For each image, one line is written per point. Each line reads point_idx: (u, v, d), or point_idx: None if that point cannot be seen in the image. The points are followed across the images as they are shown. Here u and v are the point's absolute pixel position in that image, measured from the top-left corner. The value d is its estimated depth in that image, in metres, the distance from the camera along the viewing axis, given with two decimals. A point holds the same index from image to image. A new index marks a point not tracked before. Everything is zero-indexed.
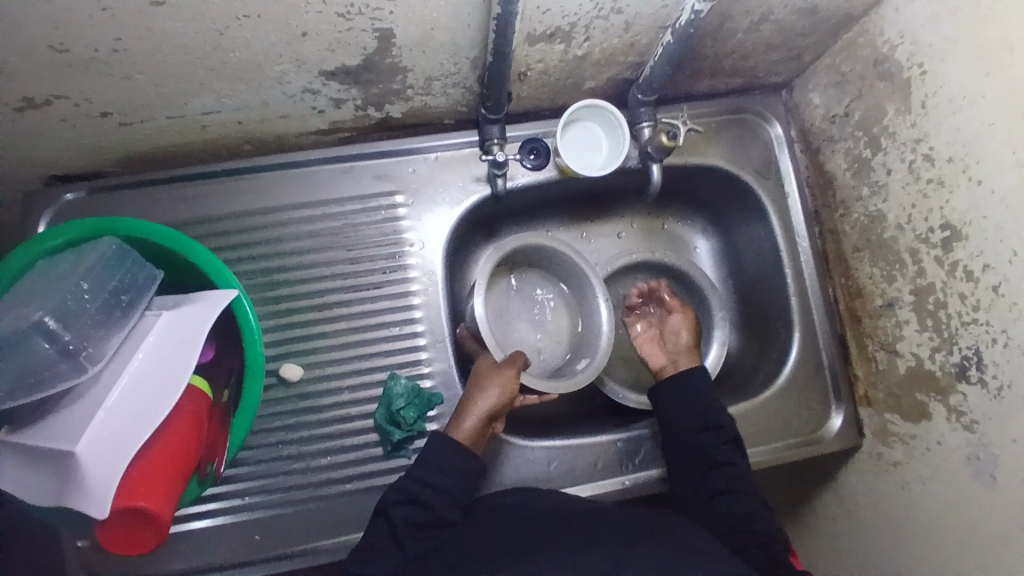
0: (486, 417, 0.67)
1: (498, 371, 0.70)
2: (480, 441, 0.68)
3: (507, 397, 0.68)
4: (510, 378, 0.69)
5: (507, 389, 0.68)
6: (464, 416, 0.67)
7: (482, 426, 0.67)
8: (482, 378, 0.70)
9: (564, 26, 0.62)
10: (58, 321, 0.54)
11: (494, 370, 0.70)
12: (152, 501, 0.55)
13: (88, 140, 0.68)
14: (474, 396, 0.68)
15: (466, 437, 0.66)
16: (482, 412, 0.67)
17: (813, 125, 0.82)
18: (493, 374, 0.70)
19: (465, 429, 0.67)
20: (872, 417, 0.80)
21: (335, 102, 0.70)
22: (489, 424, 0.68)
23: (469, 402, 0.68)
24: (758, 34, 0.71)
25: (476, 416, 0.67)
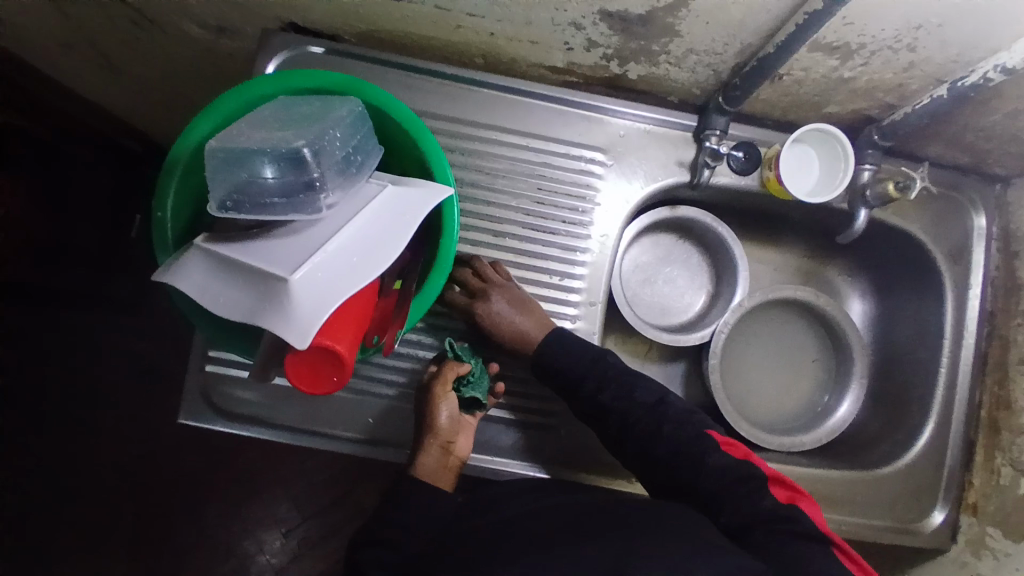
0: (438, 449, 0.69)
1: (429, 397, 0.69)
2: (447, 472, 0.69)
3: (436, 434, 0.69)
4: (445, 404, 0.69)
5: (452, 418, 0.69)
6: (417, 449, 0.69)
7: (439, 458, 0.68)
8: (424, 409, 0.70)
9: (854, 44, 0.61)
10: (313, 155, 0.56)
11: (432, 394, 0.69)
12: (347, 347, 0.54)
13: (351, 0, 0.69)
14: (425, 431, 0.69)
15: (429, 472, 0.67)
16: (434, 440, 0.69)
17: (1020, 229, 0.80)
18: (429, 398, 0.70)
19: (419, 467, 0.68)
20: (972, 525, 0.79)
21: (589, 44, 0.70)
22: (448, 453, 0.69)
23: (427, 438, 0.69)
24: (1020, 121, 0.69)
25: (425, 450, 0.68)
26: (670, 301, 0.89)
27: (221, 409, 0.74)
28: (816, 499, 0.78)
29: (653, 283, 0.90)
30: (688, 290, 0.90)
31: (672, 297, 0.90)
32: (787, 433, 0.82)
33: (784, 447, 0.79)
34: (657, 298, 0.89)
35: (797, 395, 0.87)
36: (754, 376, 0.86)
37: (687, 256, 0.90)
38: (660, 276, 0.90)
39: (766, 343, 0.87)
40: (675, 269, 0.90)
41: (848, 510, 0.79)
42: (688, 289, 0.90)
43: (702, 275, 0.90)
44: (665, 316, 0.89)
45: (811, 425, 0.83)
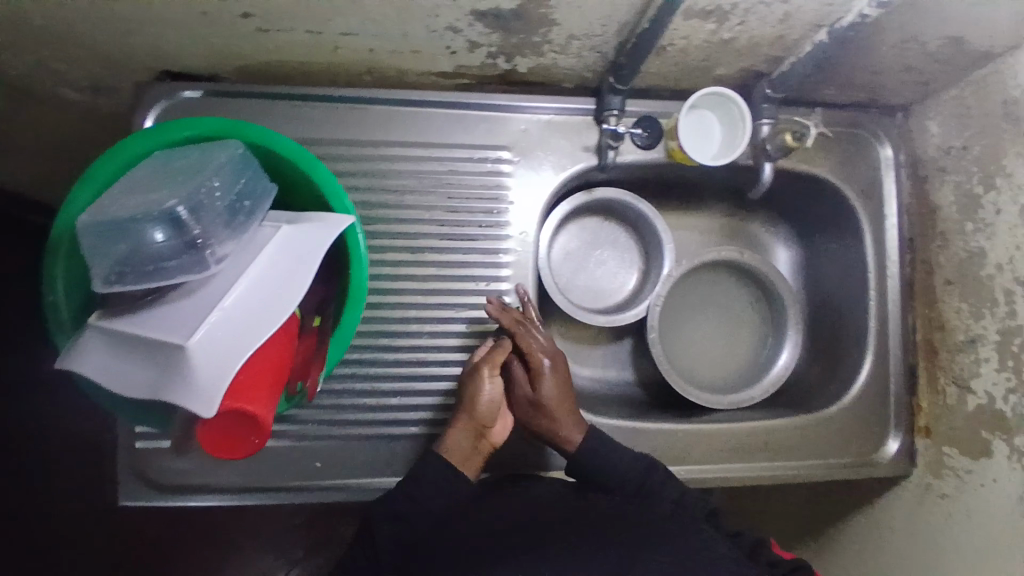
0: (470, 433, 0.71)
1: (474, 379, 0.72)
2: (471, 456, 0.72)
3: (472, 417, 0.71)
4: (488, 388, 0.71)
5: (491, 403, 0.71)
6: (452, 428, 0.72)
7: (470, 440, 0.71)
8: (465, 389, 0.72)
9: (726, 6, 0.61)
10: (189, 212, 0.54)
11: (476, 376, 0.71)
12: (257, 406, 0.55)
13: (216, 40, 0.67)
14: (461, 412, 0.72)
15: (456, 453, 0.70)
16: (468, 423, 0.71)
17: (924, 154, 0.81)
18: (472, 379, 0.72)
19: (448, 448, 0.71)
20: (928, 447, 0.81)
21: (471, 45, 0.69)
22: (478, 437, 0.72)
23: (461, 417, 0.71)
24: (903, 52, 0.70)
25: (458, 432, 0.71)
26: (603, 283, 0.90)
27: (165, 482, 0.74)
28: (771, 450, 0.81)
29: (584, 268, 0.90)
30: (618, 269, 0.90)
31: (604, 279, 0.90)
32: (734, 390, 0.84)
33: (730, 405, 0.82)
34: (589, 282, 0.90)
35: (739, 351, 0.89)
36: (695, 341, 0.89)
37: (615, 237, 0.91)
38: (592, 261, 0.90)
39: (702, 306, 0.90)
40: (603, 250, 0.90)
41: (803, 454, 0.81)
42: (620, 268, 0.91)
43: (631, 252, 0.91)
44: (601, 299, 0.90)
45: (755, 378, 0.86)
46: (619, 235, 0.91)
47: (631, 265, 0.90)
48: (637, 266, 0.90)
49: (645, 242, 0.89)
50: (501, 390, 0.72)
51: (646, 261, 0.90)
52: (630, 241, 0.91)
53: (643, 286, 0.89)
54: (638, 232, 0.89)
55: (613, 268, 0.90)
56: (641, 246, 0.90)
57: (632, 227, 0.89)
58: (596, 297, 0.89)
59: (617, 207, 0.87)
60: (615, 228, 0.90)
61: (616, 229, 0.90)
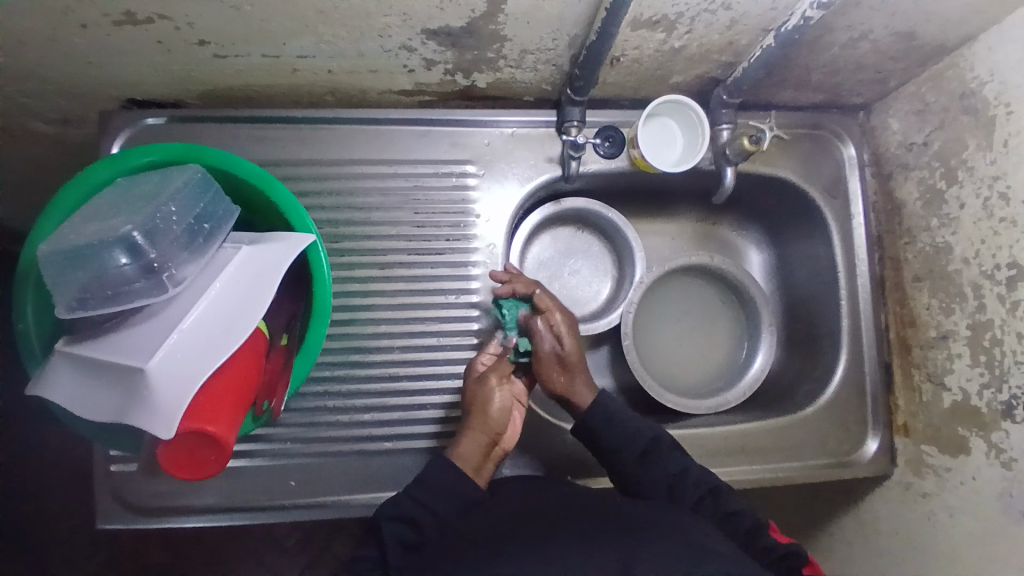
0: (482, 439, 0.70)
1: (483, 386, 0.71)
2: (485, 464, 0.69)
3: (484, 422, 0.70)
4: (497, 394, 0.71)
5: (501, 408, 0.71)
6: (463, 437, 0.70)
7: (483, 447, 0.70)
8: (474, 398, 0.72)
9: (671, 14, 0.62)
10: (146, 237, 0.54)
11: (489, 383, 0.72)
12: (219, 426, 0.54)
13: (178, 68, 0.68)
14: (470, 421, 0.70)
15: (471, 460, 0.68)
16: (479, 429, 0.70)
17: (887, 151, 0.82)
18: (481, 386, 0.72)
19: (461, 456, 0.68)
20: (907, 446, 0.80)
21: (427, 63, 0.70)
22: (490, 445, 0.70)
23: (472, 425, 0.70)
24: (854, 52, 0.71)
25: (471, 438, 0.69)
26: (578, 292, 0.90)
27: (139, 507, 0.74)
28: (750, 454, 0.80)
29: (558, 277, 0.90)
30: (592, 277, 0.91)
31: (579, 288, 0.90)
32: (711, 394, 0.84)
33: (707, 409, 0.81)
34: (564, 292, 0.90)
35: (716, 354, 0.89)
36: (671, 347, 0.89)
37: (587, 247, 0.91)
38: (565, 270, 0.90)
39: (676, 312, 0.90)
40: (577, 259, 0.91)
41: (783, 457, 0.80)
42: (594, 277, 0.91)
43: (605, 260, 0.91)
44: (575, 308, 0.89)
45: (732, 382, 0.86)
46: (593, 244, 0.91)
47: (605, 274, 0.91)
48: (612, 274, 0.91)
49: (618, 250, 0.89)
50: (509, 398, 0.73)
51: (620, 269, 0.90)
52: (604, 249, 0.91)
53: (617, 293, 0.89)
54: (611, 240, 0.89)
55: (587, 277, 0.90)
56: (615, 254, 0.90)
57: (605, 235, 0.90)
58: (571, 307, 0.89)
59: (587, 216, 0.87)
60: (588, 238, 0.91)
61: (588, 238, 0.91)
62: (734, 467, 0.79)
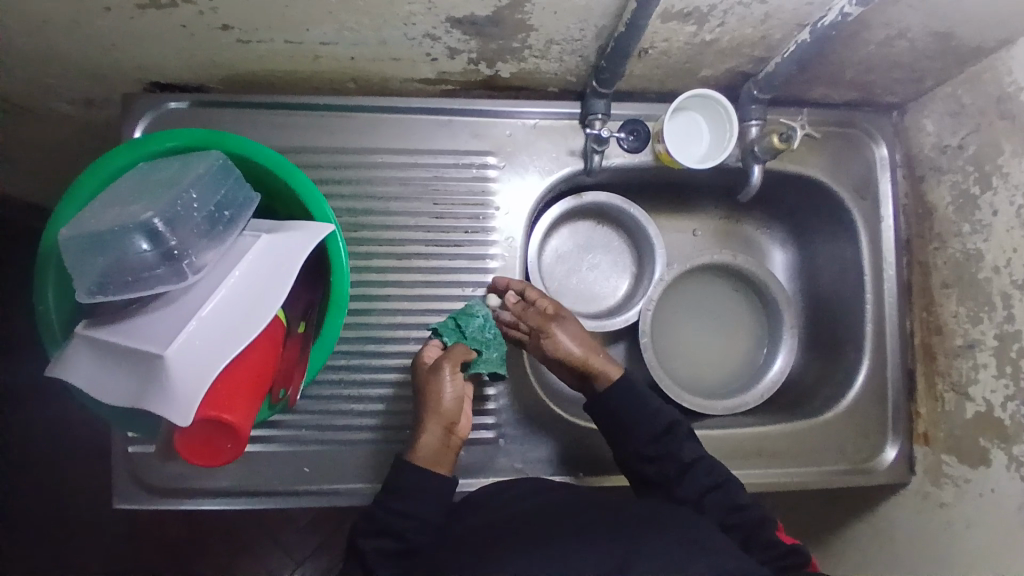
0: (440, 431, 0.66)
1: (437, 378, 0.67)
2: (446, 455, 0.66)
3: (440, 416, 0.66)
4: (449, 383, 0.67)
5: (455, 397, 0.67)
6: (419, 431, 0.66)
7: (441, 441, 0.66)
8: (426, 390, 0.67)
9: (703, 7, 0.60)
10: (166, 224, 0.54)
11: (441, 372, 0.67)
12: (235, 415, 0.55)
13: (201, 52, 0.68)
14: (425, 412, 0.67)
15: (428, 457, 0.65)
16: (432, 422, 0.66)
17: (920, 152, 0.79)
18: (431, 375, 0.67)
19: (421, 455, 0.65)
20: (927, 455, 0.79)
21: (450, 52, 0.69)
22: (449, 434, 0.67)
23: (427, 418, 0.66)
24: (891, 50, 0.68)
25: (426, 432, 0.66)
26: (596, 288, 0.89)
27: (156, 488, 0.75)
28: (764, 456, 0.79)
29: (576, 271, 0.89)
30: (612, 273, 0.89)
31: (598, 282, 0.89)
32: (728, 395, 0.83)
33: (723, 410, 0.80)
34: (583, 286, 0.89)
35: (734, 354, 0.88)
36: (688, 345, 0.87)
37: (607, 242, 0.90)
38: (584, 265, 0.89)
39: (695, 310, 0.88)
40: (596, 253, 0.89)
41: (798, 461, 0.79)
42: (613, 273, 0.89)
43: (625, 255, 0.90)
44: (593, 303, 0.89)
45: (750, 383, 0.85)
46: (613, 238, 0.90)
47: (625, 269, 0.89)
48: (631, 269, 0.89)
49: (638, 245, 0.88)
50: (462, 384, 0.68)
51: (640, 264, 0.88)
52: (624, 244, 0.89)
53: (636, 289, 0.88)
54: (631, 235, 0.88)
55: (606, 272, 0.89)
56: (635, 249, 0.89)
57: (626, 230, 0.88)
58: (589, 302, 0.88)
59: (609, 209, 0.86)
60: (608, 231, 0.89)
61: (609, 232, 0.89)
62: (748, 469, 0.78)
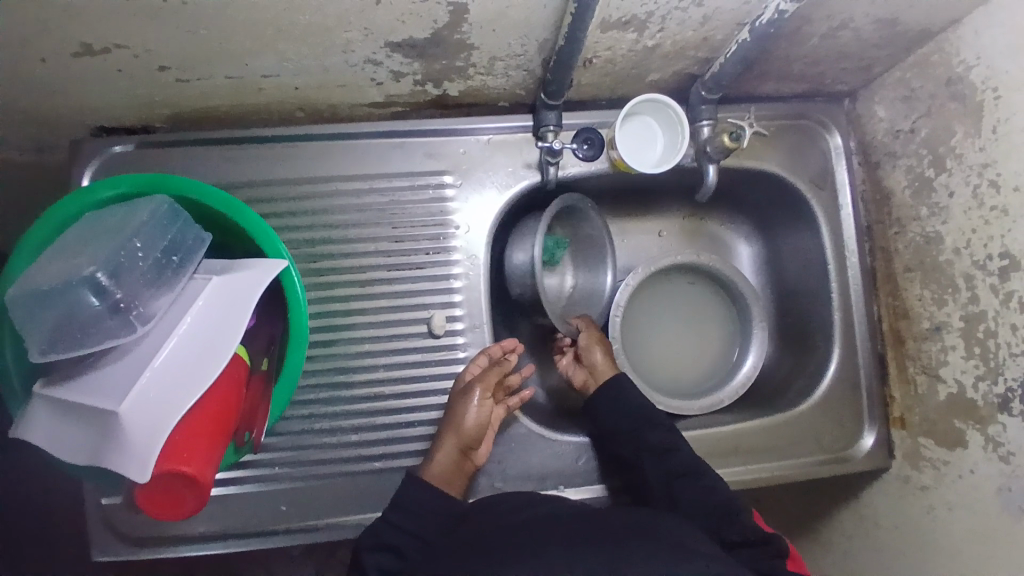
0: (455, 451, 0.71)
1: (465, 400, 0.71)
2: (456, 474, 0.71)
3: (457, 435, 0.71)
4: (477, 409, 0.71)
5: (478, 424, 0.71)
6: (436, 447, 0.71)
7: (454, 459, 0.71)
8: (453, 407, 0.72)
9: (641, 14, 0.60)
10: (109, 277, 0.53)
11: (470, 396, 0.71)
12: (194, 466, 0.54)
13: (143, 94, 0.67)
14: (447, 431, 0.71)
15: (437, 474, 0.70)
16: (453, 442, 0.71)
17: (874, 139, 0.80)
18: (463, 399, 0.71)
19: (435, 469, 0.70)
20: (904, 439, 0.79)
21: (395, 75, 0.68)
22: (462, 455, 0.71)
23: (445, 436, 0.71)
24: (835, 41, 0.69)
25: (445, 450, 0.70)
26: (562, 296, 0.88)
27: (132, 538, 0.74)
28: (743, 453, 0.79)
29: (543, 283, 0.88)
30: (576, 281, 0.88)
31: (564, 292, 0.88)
32: (703, 393, 0.84)
33: (702, 409, 0.81)
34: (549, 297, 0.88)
35: (708, 351, 0.88)
36: (663, 346, 0.88)
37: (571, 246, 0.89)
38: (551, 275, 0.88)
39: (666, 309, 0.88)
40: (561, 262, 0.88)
41: (778, 455, 0.79)
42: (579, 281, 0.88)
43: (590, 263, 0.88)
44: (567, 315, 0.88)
45: (724, 380, 0.85)
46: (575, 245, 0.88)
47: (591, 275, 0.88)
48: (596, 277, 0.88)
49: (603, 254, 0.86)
50: (490, 413, 0.72)
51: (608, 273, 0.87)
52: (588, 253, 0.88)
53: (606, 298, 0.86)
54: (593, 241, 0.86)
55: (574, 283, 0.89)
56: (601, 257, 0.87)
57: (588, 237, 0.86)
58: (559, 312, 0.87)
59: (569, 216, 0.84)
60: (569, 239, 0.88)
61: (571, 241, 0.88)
62: (728, 467, 0.78)
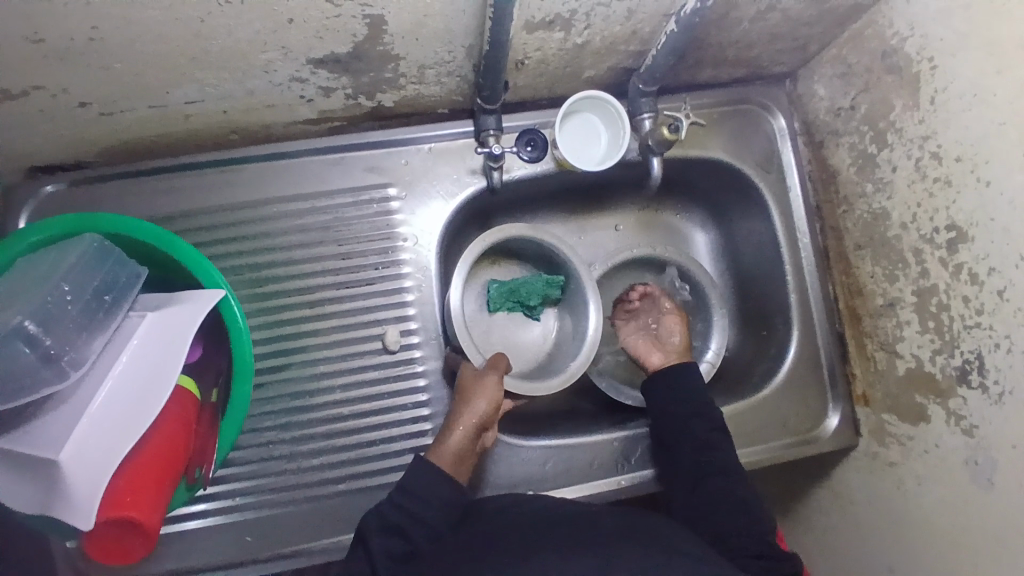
0: (470, 437, 0.67)
1: (483, 383, 0.68)
2: (468, 459, 0.66)
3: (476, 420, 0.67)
4: (495, 394, 0.68)
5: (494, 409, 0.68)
6: (450, 431, 0.66)
7: (467, 446, 0.67)
8: (466, 391, 0.68)
9: (564, 13, 0.59)
10: (38, 325, 0.53)
11: (489, 381, 0.68)
12: (140, 510, 0.53)
13: (66, 132, 0.65)
14: (459, 415, 0.67)
15: (450, 461, 0.65)
16: (468, 425, 0.67)
17: (816, 118, 0.80)
18: (479, 383, 0.68)
19: (448, 456, 0.65)
20: (869, 416, 0.79)
21: (324, 91, 0.67)
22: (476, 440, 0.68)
23: (458, 420, 0.67)
24: (766, 23, 0.68)
25: (461, 433, 0.66)
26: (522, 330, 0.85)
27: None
28: None
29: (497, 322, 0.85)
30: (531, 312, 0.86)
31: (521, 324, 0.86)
32: None
33: None
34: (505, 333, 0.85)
35: None
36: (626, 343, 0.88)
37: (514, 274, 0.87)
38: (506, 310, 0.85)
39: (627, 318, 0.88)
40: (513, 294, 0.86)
41: (747, 442, 0.79)
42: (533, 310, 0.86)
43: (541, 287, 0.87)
44: (537, 344, 0.86)
45: None
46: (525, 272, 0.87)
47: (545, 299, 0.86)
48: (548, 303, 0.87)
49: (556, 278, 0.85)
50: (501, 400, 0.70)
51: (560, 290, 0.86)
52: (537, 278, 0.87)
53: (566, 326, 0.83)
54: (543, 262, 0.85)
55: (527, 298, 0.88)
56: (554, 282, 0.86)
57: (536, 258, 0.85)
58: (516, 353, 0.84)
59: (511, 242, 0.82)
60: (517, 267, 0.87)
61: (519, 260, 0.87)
62: None
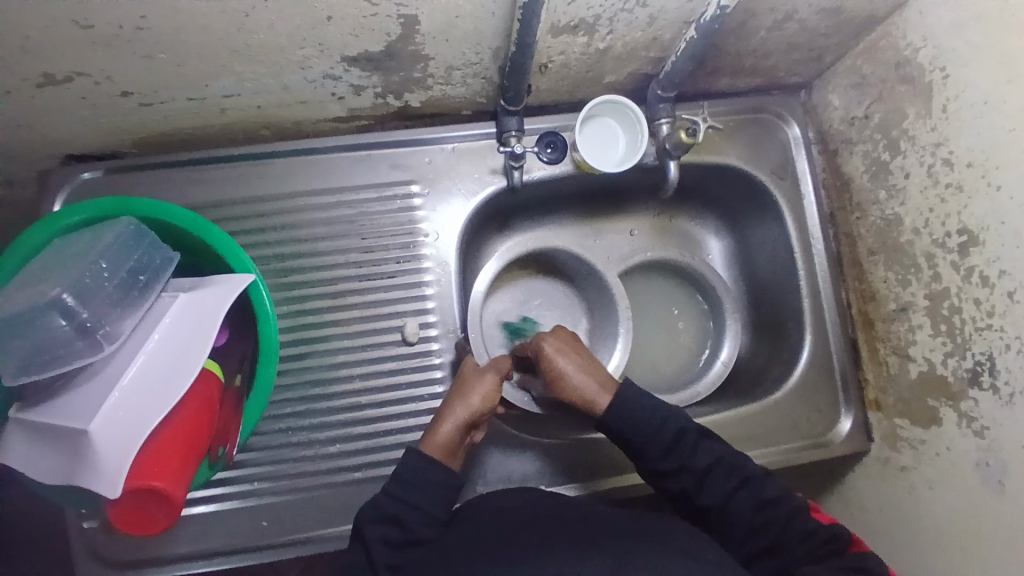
0: (461, 429, 0.67)
1: (481, 380, 0.69)
2: (456, 451, 0.67)
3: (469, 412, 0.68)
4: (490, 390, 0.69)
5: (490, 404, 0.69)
6: (442, 420, 0.67)
7: (457, 437, 0.67)
8: (464, 386, 0.69)
9: (588, 17, 0.62)
10: (75, 298, 0.54)
11: (487, 377, 0.69)
12: (166, 481, 0.55)
13: (107, 121, 0.68)
14: (453, 406, 0.68)
15: (438, 448, 0.65)
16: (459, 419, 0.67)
17: (831, 127, 0.82)
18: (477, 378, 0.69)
19: (437, 443, 0.66)
20: (881, 421, 0.80)
21: (356, 89, 0.70)
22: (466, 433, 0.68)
23: (451, 411, 0.68)
24: (783, 33, 0.70)
25: (452, 424, 0.67)
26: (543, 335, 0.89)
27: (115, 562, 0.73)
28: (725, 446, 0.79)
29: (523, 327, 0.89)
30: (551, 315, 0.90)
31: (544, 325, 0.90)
32: (683, 386, 0.85)
33: (682, 400, 0.82)
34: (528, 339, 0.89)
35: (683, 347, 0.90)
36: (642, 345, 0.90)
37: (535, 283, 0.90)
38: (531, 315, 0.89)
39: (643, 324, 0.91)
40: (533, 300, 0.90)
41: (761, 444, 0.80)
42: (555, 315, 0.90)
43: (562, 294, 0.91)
44: None
45: (702, 372, 0.87)
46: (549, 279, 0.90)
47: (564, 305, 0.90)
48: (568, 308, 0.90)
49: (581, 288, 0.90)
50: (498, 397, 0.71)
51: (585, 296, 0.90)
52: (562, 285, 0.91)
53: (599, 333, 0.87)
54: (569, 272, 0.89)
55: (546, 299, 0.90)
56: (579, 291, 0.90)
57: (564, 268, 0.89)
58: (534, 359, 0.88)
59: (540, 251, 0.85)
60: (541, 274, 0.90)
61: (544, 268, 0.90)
62: None
